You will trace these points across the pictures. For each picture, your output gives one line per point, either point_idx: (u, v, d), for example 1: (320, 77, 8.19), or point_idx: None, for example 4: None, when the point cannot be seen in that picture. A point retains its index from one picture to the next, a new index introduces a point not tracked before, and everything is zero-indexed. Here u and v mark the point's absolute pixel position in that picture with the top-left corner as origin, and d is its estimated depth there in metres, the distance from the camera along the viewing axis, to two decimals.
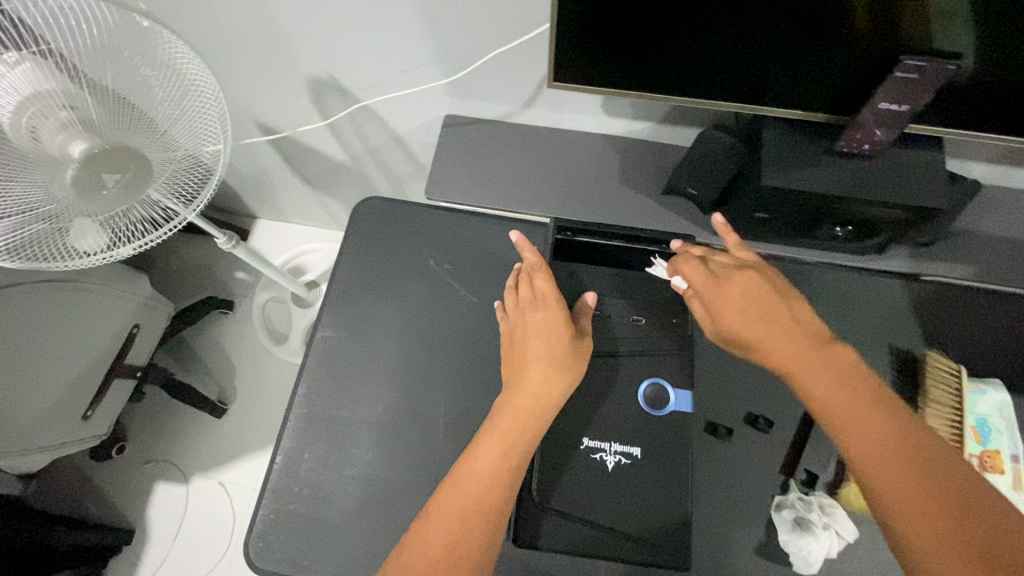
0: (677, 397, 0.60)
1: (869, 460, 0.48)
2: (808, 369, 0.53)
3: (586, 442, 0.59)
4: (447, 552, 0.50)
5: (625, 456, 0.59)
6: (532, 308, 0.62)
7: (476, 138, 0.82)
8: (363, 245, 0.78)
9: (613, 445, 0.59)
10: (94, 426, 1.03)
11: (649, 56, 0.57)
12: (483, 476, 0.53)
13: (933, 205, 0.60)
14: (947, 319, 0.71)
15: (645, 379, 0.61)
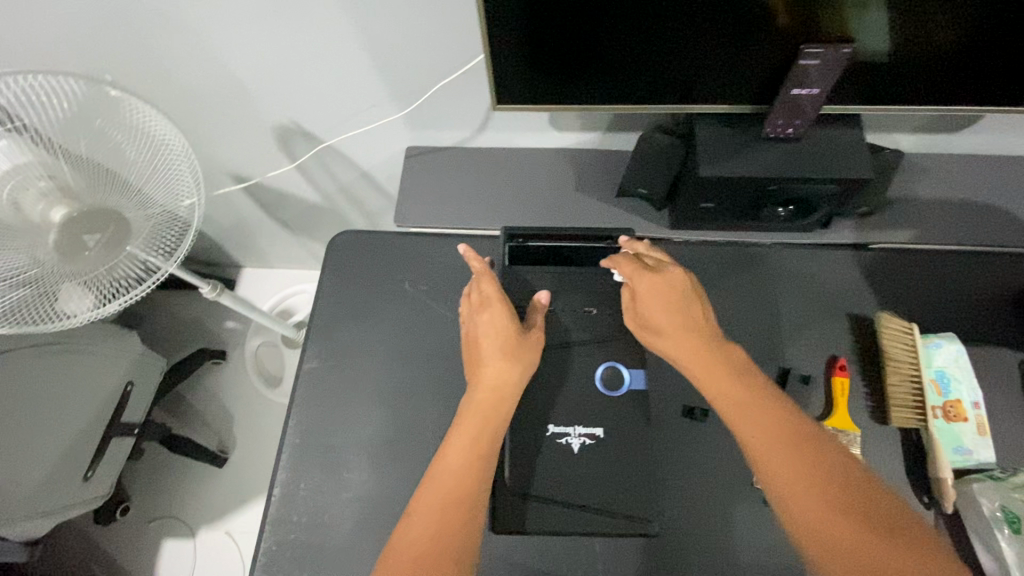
0: (631, 376, 0.65)
1: (774, 471, 0.52)
2: (737, 407, 0.56)
3: (551, 429, 0.63)
4: (429, 549, 0.52)
5: (589, 437, 0.62)
6: (486, 313, 0.65)
7: (438, 164, 0.87)
8: (340, 277, 0.82)
9: (577, 429, 0.63)
10: (95, 487, 1.04)
11: (580, 70, 0.62)
12: (455, 471, 0.56)
13: (859, 176, 0.65)
14: (897, 281, 0.75)
15: (601, 363, 0.65)
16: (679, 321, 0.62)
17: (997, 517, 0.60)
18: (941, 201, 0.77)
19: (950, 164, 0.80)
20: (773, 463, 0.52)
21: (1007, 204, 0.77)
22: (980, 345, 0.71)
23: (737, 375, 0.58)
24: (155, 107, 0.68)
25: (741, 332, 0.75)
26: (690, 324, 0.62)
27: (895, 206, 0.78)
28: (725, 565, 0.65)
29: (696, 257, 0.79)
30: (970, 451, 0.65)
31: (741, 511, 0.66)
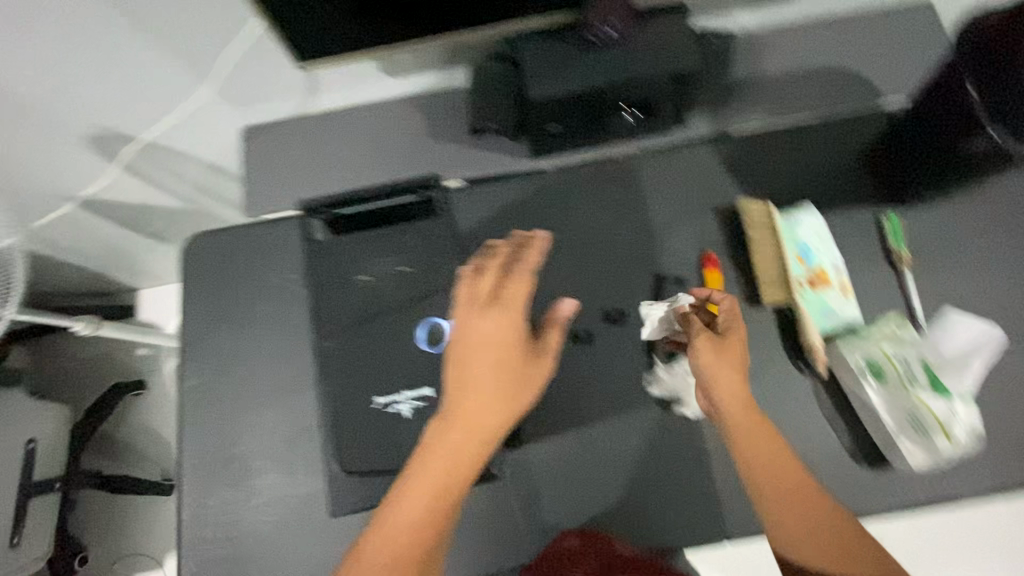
0: (450, 332, 0.69)
1: (772, 486, 0.55)
2: (773, 469, 0.56)
3: (378, 402, 0.68)
4: None
5: (418, 400, 0.67)
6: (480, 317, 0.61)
7: (278, 139, 0.79)
8: (200, 283, 0.77)
9: (404, 395, 0.68)
10: (26, 548, 1.00)
11: (372, 10, 0.58)
12: (419, 493, 0.55)
13: (685, 66, 0.63)
14: (754, 164, 0.76)
15: (421, 325, 0.69)
16: (731, 357, 0.60)
17: (862, 368, 0.63)
18: (787, 73, 0.76)
19: (794, 32, 0.78)
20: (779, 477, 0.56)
21: (853, 61, 0.76)
22: (838, 210, 0.73)
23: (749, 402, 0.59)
24: None
25: (616, 248, 0.75)
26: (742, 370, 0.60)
27: (744, 88, 0.77)
28: (627, 471, 0.68)
29: (561, 182, 0.77)
30: (836, 313, 0.67)
31: (635, 419, 0.69)
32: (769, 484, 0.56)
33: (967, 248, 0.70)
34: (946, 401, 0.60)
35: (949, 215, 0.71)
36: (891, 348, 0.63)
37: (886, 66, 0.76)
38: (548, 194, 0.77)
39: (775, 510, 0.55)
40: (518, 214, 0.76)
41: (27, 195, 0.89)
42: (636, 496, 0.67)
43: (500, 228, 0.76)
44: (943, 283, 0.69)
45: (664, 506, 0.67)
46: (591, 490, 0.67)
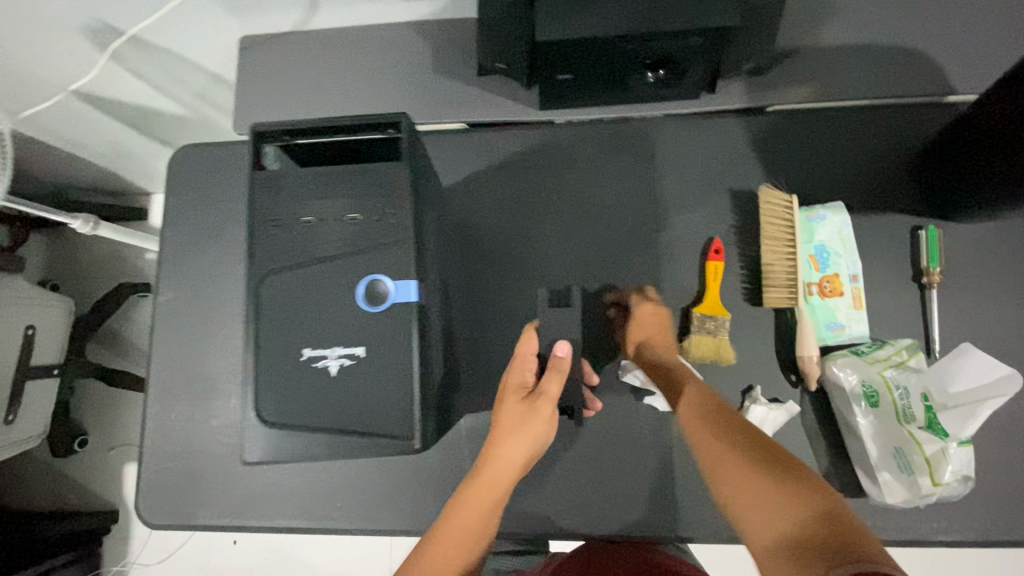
0: (398, 288, 0.39)
1: (710, 413, 0.50)
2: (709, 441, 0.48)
3: (305, 353, 0.39)
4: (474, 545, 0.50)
5: (348, 360, 0.39)
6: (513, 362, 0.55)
7: (283, 59, 0.75)
8: (183, 199, 0.74)
9: (334, 348, 0.39)
10: (22, 429, 1.05)
11: None
12: (472, 514, 0.50)
13: (715, 25, 0.54)
14: (787, 150, 0.67)
15: (365, 277, 0.40)
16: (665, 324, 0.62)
17: (857, 390, 0.58)
18: (851, 47, 0.64)
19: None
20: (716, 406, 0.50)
21: (938, 48, 0.63)
22: (869, 216, 0.65)
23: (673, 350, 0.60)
24: None
25: (615, 219, 0.69)
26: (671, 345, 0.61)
27: (793, 58, 0.65)
28: (589, 454, 0.65)
29: (568, 139, 0.72)
30: (843, 327, 0.61)
31: (606, 405, 0.65)
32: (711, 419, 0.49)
33: (1006, 278, 0.62)
34: (941, 442, 0.54)
35: (996, 239, 0.63)
36: (892, 375, 0.57)
37: (977, 55, 0.63)
38: (554, 151, 0.71)
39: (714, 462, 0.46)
40: (518, 168, 0.71)
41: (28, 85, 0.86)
42: (588, 481, 0.64)
43: (497, 179, 0.71)
44: (974, 314, 0.62)
45: (610, 497, 0.64)
46: (542, 468, 0.65)
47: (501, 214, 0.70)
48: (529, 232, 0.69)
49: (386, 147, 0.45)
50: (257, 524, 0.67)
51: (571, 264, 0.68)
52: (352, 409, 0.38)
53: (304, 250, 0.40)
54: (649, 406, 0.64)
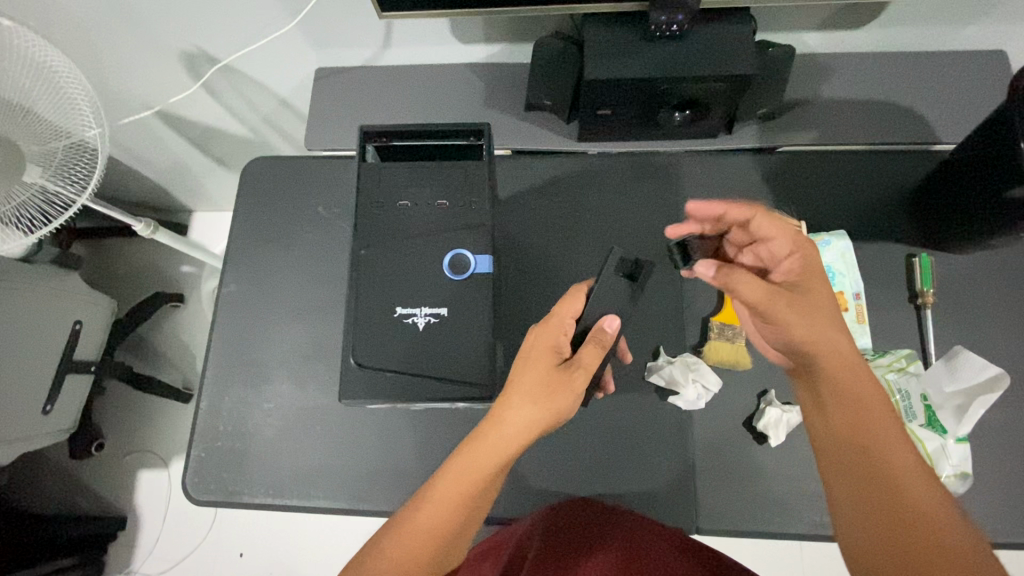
0: (479, 261, 0.52)
1: (842, 424, 0.50)
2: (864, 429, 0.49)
3: (397, 311, 0.52)
4: (440, 522, 0.52)
5: (435, 316, 0.51)
6: (542, 328, 0.60)
7: (348, 84, 0.83)
8: (254, 203, 0.83)
9: (423, 308, 0.51)
10: (57, 420, 1.11)
11: None
12: (457, 482, 0.53)
13: (740, 73, 0.64)
14: (794, 184, 0.76)
15: (450, 253, 0.52)
16: (790, 241, 0.56)
17: None
18: (848, 101, 0.75)
19: (866, 59, 0.76)
20: (855, 419, 0.50)
21: (921, 105, 0.74)
22: (869, 244, 0.73)
23: (818, 276, 0.55)
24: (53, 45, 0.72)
25: (640, 238, 0.77)
26: (810, 266, 0.55)
27: (799, 107, 0.75)
28: (616, 448, 0.70)
29: (600, 167, 0.80)
30: None
31: (633, 403, 0.71)
32: (844, 435, 0.50)
33: (992, 302, 0.70)
34: (940, 439, 0.61)
35: (981, 267, 0.71)
36: (894, 379, 0.64)
37: (955, 112, 0.74)
38: (587, 177, 0.80)
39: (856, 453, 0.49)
40: (554, 189, 0.80)
41: (118, 102, 0.97)
42: (614, 472, 0.70)
43: (538, 198, 0.79)
44: (963, 332, 0.69)
45: (635, 488, 0.69)
46: (571, 458, 0.70)
47: (538, 229, 0.78)
48: (564, 245, 0.77)
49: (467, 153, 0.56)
50: (303, 503, 0.71)
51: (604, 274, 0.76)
52: (432, 359, 0.50)
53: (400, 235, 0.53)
54: (673, 405, 0.70)
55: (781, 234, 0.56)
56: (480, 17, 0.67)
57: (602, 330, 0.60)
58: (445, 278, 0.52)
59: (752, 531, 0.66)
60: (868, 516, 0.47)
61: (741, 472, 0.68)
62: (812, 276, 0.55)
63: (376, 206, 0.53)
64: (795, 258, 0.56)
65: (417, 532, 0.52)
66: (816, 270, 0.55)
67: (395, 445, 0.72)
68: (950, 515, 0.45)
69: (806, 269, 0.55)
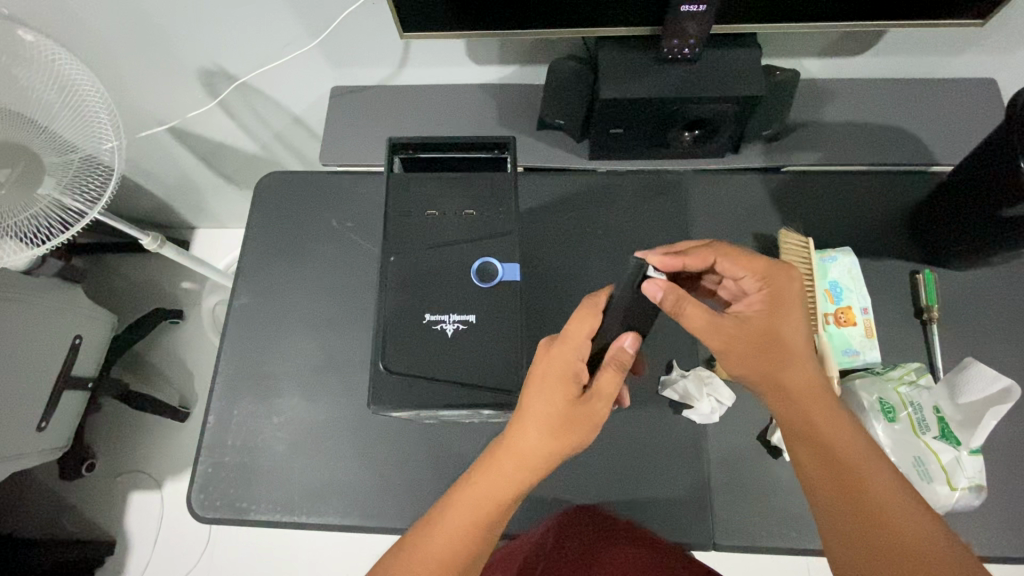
0: (504, 269, 0.60)
1: (818, 462, 0.53)
2: (844, 461, 0.52)
3: (427, 316, 0.59)
4: (453, 549, 0.52)
5: (463, 323, 0.58)
6: (557, 348, 0.56)
7: (362, 102, 0.85)
8: (267, 216, 0.83)
9: (451, 314, 0.59)
10: (51, 437, 1.08)
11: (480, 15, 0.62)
12: (470, 508, 0.53)
13: (750, 94, 0.66)
14: (800, 202, 0.79)
15: (476, 260, 0.60)
16: (757, 277, 0.58)
17: (875, 407, 0.65)
18: (850, 123, 0.78)
19: (865, 84, 0.79)
20: (830, 457, 0.53)
21: (919, 128, 0.78)
22: (875, 260, 0.75)
23: (784, 308, 0.56)
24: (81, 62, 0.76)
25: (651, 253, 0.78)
26: (776, 298, 0.57)
27: (802, 129, 0.78)
28: (632, 462, 0.70)
29: (611, 184, 0.81)
30: (858, 352, 0.69)
31: (647, 417, 0.71)
32: (824, 472, 0.53)
33: (995, 317, 0.72)
34: (954, 451, 0.63)
35: (983, 284, 0.73)
36: (906, 392, 0.65)
37: (950, 136, 0.77)
38: (599, 194, 0.81)
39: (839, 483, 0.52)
40: (565, 206, 0.80)
41: (131, 116, 0.98)
42: (630, 487, 0.69)
43: (551, 213, 0.80)
44: (968, 346, 0.71)
45: (652, 503, 0.68)
46: (586, 472, 0.70)
47: (551, 244, 0.78)
48: (577, 259, 0.78)
49: (485, 162, 0.65)
50: (313, 519, 0.70)
51: None
52: (465, 362, 0.57)
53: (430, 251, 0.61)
54: (688, 418, 0.70)
55: (757, 271, 0.58)
56: (499, 39, 0.70)
57: (620, 351, 0.56)
58: (474, 286, 0.60)
59: (769, 546, 0.66)
60: (852, 543, 0.50)
61: (757, 486, 0.68)
62: (775, 309, 0.56)
63: (403, 216, 0.62)
64: (763, 292, 0.57)
65: (426, 560, 0.52)
66: (782, 300, 0.57)
67: (408, 459, 0.71)
68: (934, 538, 0.49)
69: (770, 303, 0.57)
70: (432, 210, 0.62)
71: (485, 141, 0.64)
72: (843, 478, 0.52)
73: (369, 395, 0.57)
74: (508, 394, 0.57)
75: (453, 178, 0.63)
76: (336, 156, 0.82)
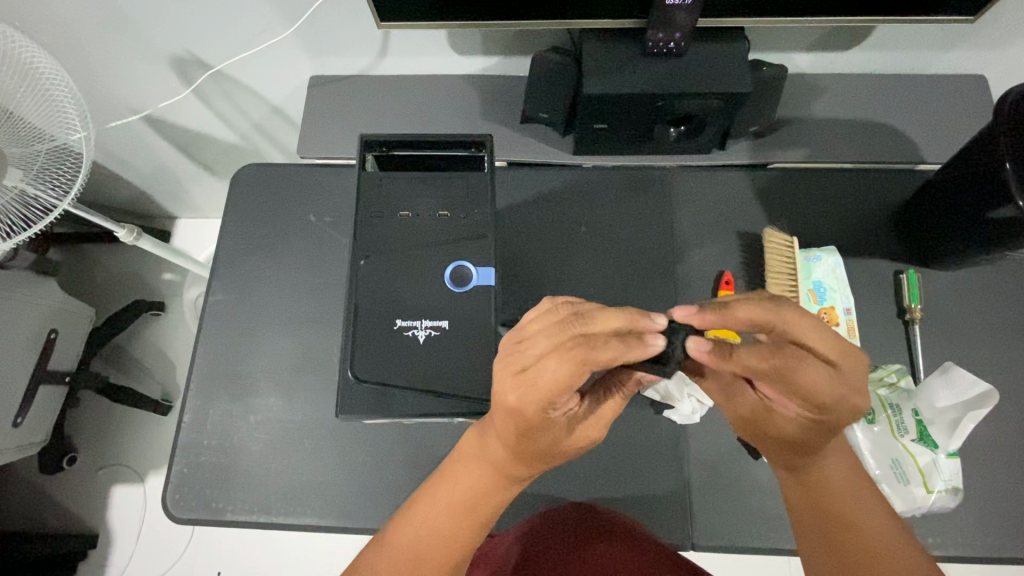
0: (480, 273, 0.59)
1: (811, 501, 0.54)
2: (830, 473, 0.54)
3: (399, 322, 0.58)
4: (436, 538, 0.52)
5: (436, 328, 0.57)
6: (521, 388, 0.46)
7: (339, 92, 0.82)
8: (243, 211, 0.81)
9: (424, 321, 0.57)
10: (27, 432, 1.07)
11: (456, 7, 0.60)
12: (450, 498, 0.54)
13: (735, 91, 0.64)
14: (787, 200, 0.77)
15: (451, 263, 0.59)
16: (796, 392, 0.47)
17: None
18: (837, 120, 0.77)
19: (854, 79, 0.78)
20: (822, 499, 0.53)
21: (908, 125, 0.76)
22: (860, 259, 0.74)
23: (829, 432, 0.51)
24: (54, 59, 0.71)
25: (634, 253, 0.77)
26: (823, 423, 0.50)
27: (790, 125, 0.77)
28: (614, 461, 0.69)
29: (596, 181, 0.79)
30: None
31: (629, 418, 0.70)
32: (809, 508, 0.54)
33: (978, 317, 0.72)
34: (931, 453, 0.63)
35: (967, 283, 0.73)
36: (885, 394, 0.66)
37: (940, 132, 0.76)
38: (583, 189, 0.79)
39: (814, 491, 0.53)
40: (547, 203, 0.79)
41: (104, 104, 0.95)
42: (610, 487, 0.69)
43: (534, 210, 0.78)
44: (950, 347, 0.71)
45: (632, 503, 0.68)
46: (566, 471, 0.70)
47: (533, 242, 0.77)
48: (559, 257, 0.76)
49: (461, 163, 0.64)
50: (291, 520, 0.69)
51: (599, 287, 0.75)
52: (438, 370, 0.56)
53: (405, 251, 0.60)
54: (668, 418, 0.70)
55: (795, 380, 0.46)
56: (479, 29, 0.68)
57: (636, 384, 0.53)
58: (450, 289, 0.58)
59: (747, 545, 0.67)
60: (820, 537, 0.53)
61: (737, 486, 0.68)
62: (817, 426, 0.50)
63: (378, 216, 0.61)
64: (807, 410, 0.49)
65: (409, 548, 0.52)
66: (828, 425, 0.49)
67: (387, 458, 0.70)
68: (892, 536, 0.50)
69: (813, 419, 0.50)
70: (407, 210, 0.61)
71: (463, 140, 0.63)
72: (820, 487, 0.53)
73: (337, 402, 0.56)
74: (481, 402, 0.56)
75: (429, 176, 0.62)
76: (313, 148, 0.79)
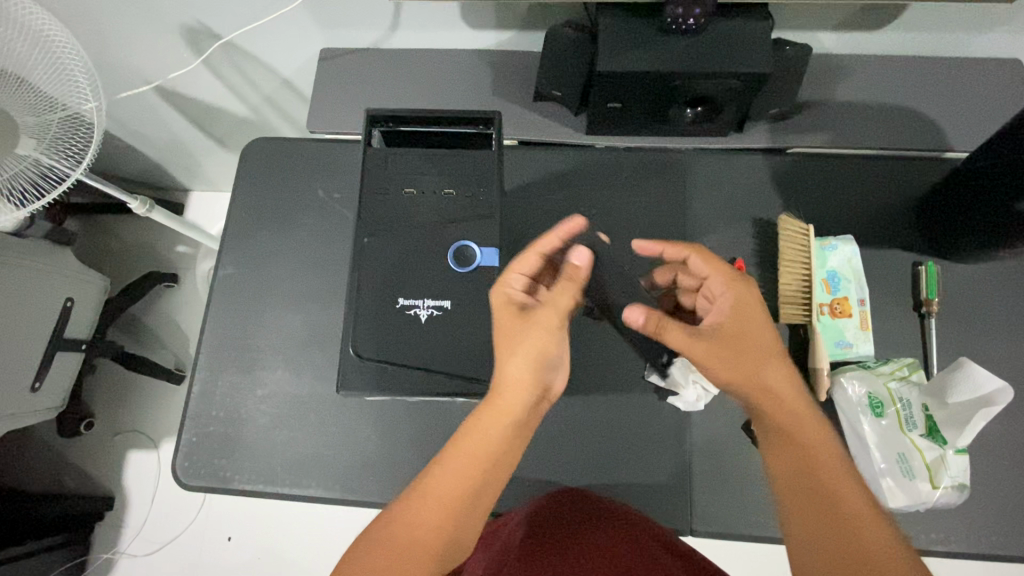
0: (485, 253, 0.58)
1: (794, 481, 0.53)
2: (802, 443, 0.54)
3: (401, 301, 0.57)
4: (456, 490, 0.50)
5: (439, 308, 0.57)
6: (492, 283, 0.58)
7: (349, 66, 0.81)
8: (252, 185, 0.81)
9: (426, 300, 0.57)
10: (44, 397, 1.09)
11: None
12: (471, 444, 0.52)
13: (755, 70, 0.61)
14: (804, 187, 0.75)
15: (456, 242, 0.59)
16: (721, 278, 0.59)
17: (863, 401, 0.64)
18: (862, 104, 0.74)
19: (882, 62, 0.75)
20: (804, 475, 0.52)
21: (937, 111, 0.73)
22: (877, 250, 0.72)
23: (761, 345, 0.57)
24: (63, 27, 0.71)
25: (644, 236, 0.76)
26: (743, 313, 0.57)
27: (812, 108, 0.74)
28: (615, 445, 0.70)
29: (607, 162, 0.78)
30: (851, 344, 0.67)
31: (633, 403, 0.70)
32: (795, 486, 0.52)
33: (997, 313, 0.70)
34: (939, 449, 0.62)
35: (987, 277, 0.70)
36: (896, 387, 0.65)
37: (970, 118, 0.73)
38: (594, 171, 0.78)
39: (794, 466, 0.53)
40: (557, 184, 0.78)
41: (115, 74, 0.95)
42: (611, 470, 0.69)
43: (544, 191, 0.77)
44: (965, 342, 0.69)
45: (632, 486, 0.68)
46: (567, 453, 0.70)
47: (541, 223, 0.76)
48: None
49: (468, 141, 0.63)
50: (295, 490, 0.70)
51: None
52: (439, 350, 0.56)
53: (410, 230, 0.59)
54: (672, 405, 0.69)
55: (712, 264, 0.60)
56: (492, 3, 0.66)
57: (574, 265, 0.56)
58: (455, 269, 0.58)
59: (746, 533, 0.67)
60: (804, 516, 0.51)
61: (738, 475, 0.68)
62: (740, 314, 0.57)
63: (384, 193, 0.60)
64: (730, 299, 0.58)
65: (426, 498, 0.50)
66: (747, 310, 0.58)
67: (389, 434, 0.71)
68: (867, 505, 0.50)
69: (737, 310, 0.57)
70: (413, 188, 0.60)
71: (472, 117, 0.62)
72: (795, 460, 0.53)
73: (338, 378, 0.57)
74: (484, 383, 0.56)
75: (436, 154, 0.61)
76: (322, 122, 0.78)
